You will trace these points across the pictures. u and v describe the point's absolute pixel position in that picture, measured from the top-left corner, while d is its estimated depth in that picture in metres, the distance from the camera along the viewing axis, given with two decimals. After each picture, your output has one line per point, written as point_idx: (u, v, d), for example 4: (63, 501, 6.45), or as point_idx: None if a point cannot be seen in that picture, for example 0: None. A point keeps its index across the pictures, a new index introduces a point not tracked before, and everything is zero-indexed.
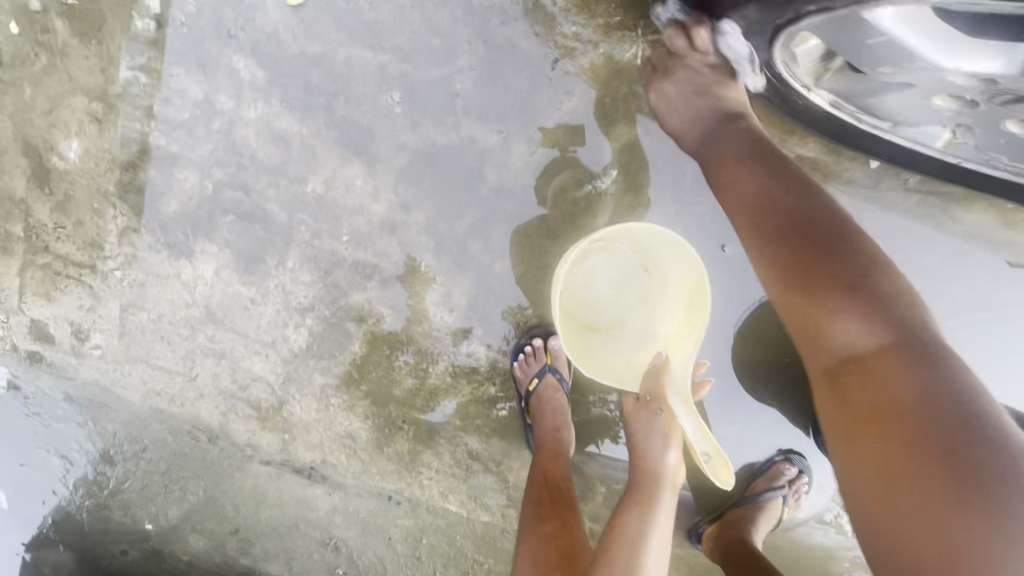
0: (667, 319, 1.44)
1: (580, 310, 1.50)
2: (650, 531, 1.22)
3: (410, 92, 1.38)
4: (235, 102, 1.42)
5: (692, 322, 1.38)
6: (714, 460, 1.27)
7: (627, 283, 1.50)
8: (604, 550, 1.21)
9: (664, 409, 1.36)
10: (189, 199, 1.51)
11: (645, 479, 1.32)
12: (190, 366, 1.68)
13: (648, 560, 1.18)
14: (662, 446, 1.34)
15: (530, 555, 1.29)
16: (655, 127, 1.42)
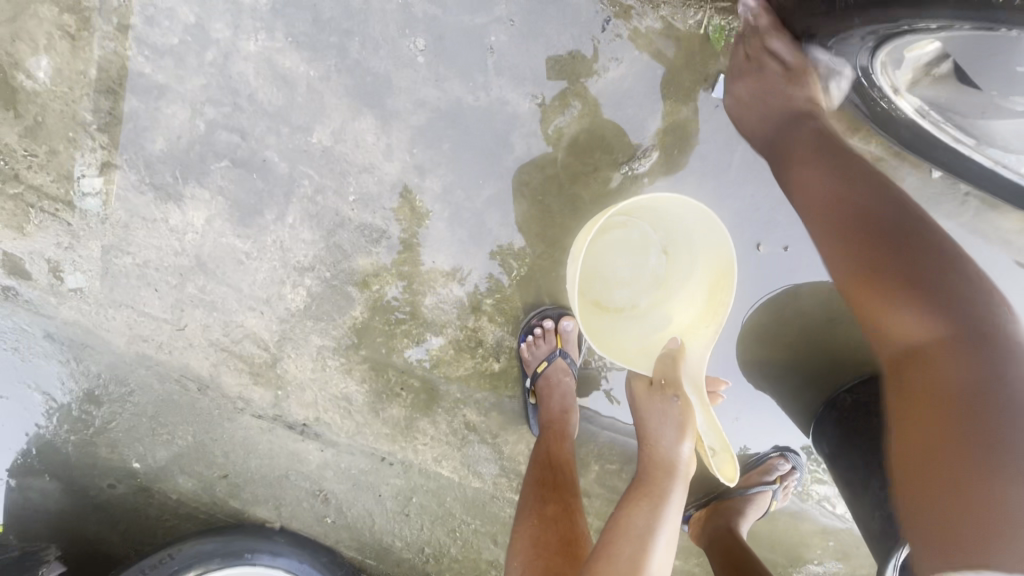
0: (682, 303, 1.31)
1: (592, 285, 1.45)
2: (656, 528, 1.22)
3: (437, 40, 1.22)
4: (232, 31, 1.24)
5: (710, 311, 1.23)
6: (721, 456, 1.21)
7: (647, 264, 1.42)
8: (610, 543, 1.21)
9: (680, 397, 1.29)
10: (178, 137, 1.34)
11: (657, 471, 1.31)
12: (179, 316, 1.59)
13: (654, 560, 1.19)
14: (674, 438, 1.30)
15: (532, 535, 1.28)
16: (706, 108, 1.29)
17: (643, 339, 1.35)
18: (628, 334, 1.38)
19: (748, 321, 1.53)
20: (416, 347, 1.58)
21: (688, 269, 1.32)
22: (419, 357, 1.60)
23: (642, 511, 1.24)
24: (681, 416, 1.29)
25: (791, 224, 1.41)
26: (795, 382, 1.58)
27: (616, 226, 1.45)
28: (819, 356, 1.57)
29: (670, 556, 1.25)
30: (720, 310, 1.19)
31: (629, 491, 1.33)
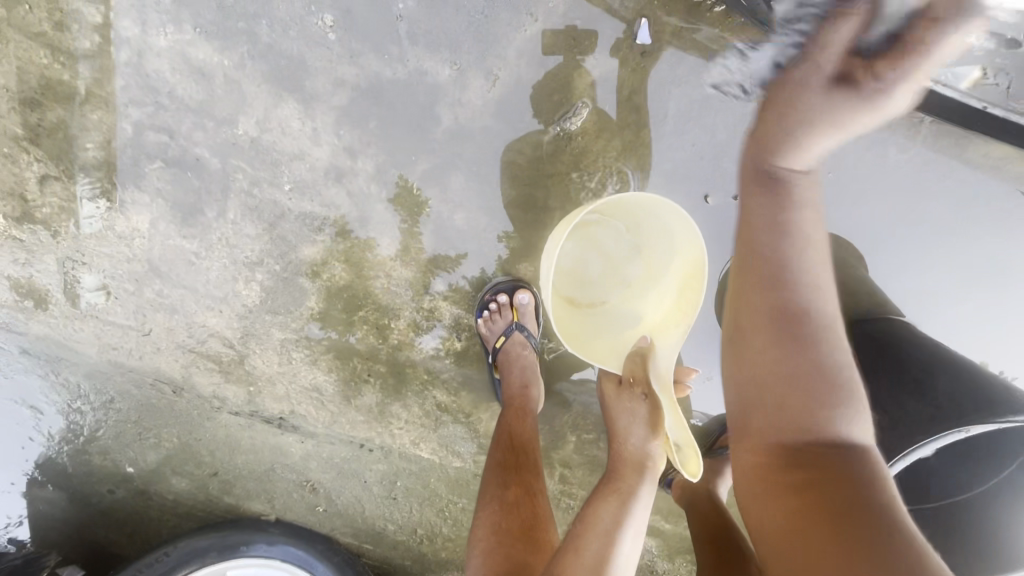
0: (654, 304, 1.35)
1: (565, 282, 1.48)
2: (621, 521, 1.18)
3: (345, 15, 1.19)
4: (141, 29, 1.22)
5: (677, 310, 1.26)
6: (684, 452, 1.18)
7: (620, 263, 1.45)
8: (576, 537, 1.16)
9: (648, 394, 1.29)
10: (109, 143, 1.34)
11: (625, 464, 1.27)
12: (143, 321, 1.61)
13: (620, 555, 1.13)
14: (643, 435, 1.28)
15: (492, 522, 1.26)
16: (633, 56, 1.23)
17: (616, 338, 1.39)
18: (592, 333, 1.41)
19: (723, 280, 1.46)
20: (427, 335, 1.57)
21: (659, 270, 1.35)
22: (432, 346, 1.59)
23: (606, 506, 1.21)
24: (649, 413, 1.28)
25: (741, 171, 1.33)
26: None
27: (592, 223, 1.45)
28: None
29: (638, 551, 1.21)
30: (692, 314, 1.22)
31: (598, 486, 1.29)
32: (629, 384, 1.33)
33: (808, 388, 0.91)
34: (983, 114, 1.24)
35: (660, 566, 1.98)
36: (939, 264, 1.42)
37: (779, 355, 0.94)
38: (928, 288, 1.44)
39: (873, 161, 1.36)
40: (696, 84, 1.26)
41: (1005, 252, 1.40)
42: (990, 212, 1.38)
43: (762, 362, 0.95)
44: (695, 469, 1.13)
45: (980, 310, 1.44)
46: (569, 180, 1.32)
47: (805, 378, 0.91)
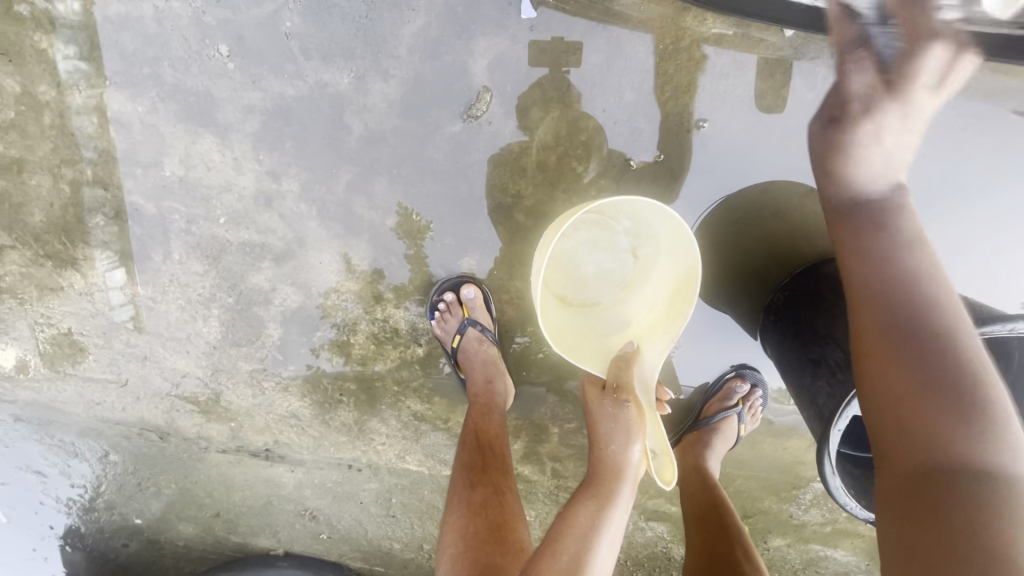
0: (645, 309, 1.28)
1: (554, 278, 1.37)
2: (603, 524, 1.14)
3: (238, 42, 1.22)
4: (56, 89, 1.28)
5: (669, 317, 1.22)
6: (660, 459, 1.17)
7: (615, 263, 1.37)
8: (550, 544, 1.13)
9: (631, 402, 1.21)
10: (51, 205, 1.39)
11: (604, 471, 1.21)
12: (118, 373, 1.65)
13: (595, 560, 1.11)
14: (624, 442, 1.21)
15: (458, 527, 1.24)
16: (524, 32, 1.23)
17: (603, 341, 1.30)
18: (584, 331, 1.31)
19: None
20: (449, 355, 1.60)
21: (652, 274, 1.30)
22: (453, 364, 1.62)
23: (585, 508, 1.17)
24: (632, 421, 1.20)
25: (659, 129, 1.30)
26: (732, 283, 1.41)
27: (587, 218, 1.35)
28: (760, 253, 1.38)
29: (615, 554, 1.17)
30: (682, 321, 1.18)
31: (579, 489, 1.25)
32: (613, 390, 1.24)
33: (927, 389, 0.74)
34: None
35: (675, 551, 1.90)
36: None
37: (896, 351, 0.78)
38: None
39: (798, 94, 1.30)
40: (594, 49, 1.24)
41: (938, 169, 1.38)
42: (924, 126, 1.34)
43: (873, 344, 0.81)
44: (670, 476, 1.12)
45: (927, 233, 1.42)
46: (490, 166, 1.33)
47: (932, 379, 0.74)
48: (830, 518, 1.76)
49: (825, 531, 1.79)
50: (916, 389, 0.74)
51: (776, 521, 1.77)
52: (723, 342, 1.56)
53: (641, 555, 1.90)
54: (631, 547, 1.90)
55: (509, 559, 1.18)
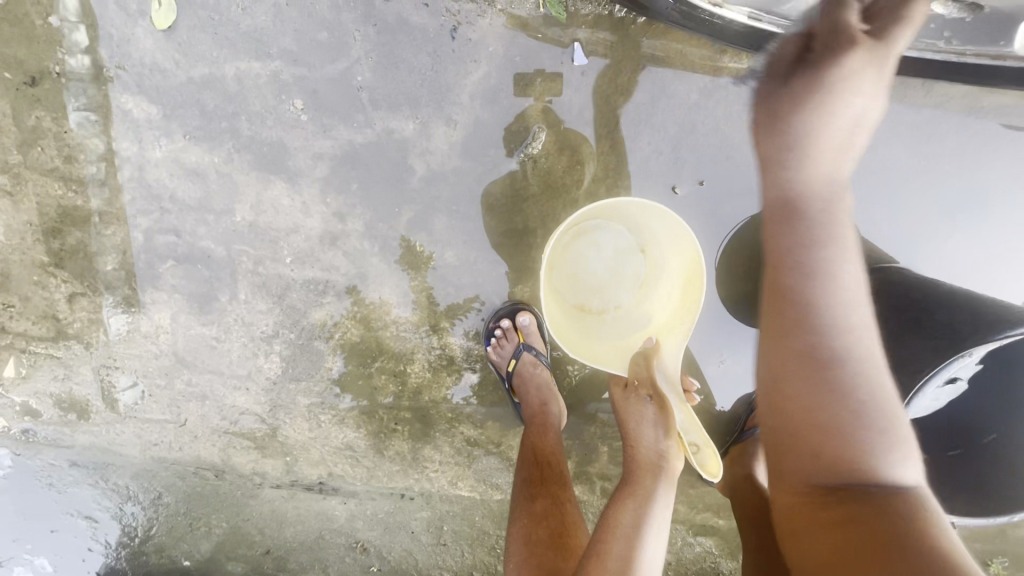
0: (659, 308, 1.39)
1: (569, 289, 1.49)
2: (645, 521, 1.16)
3: (312, 96, 1.32)
4: (138, 145, 1.38)
5: (683, 306, 1.32)
6: (704, 452, 1.21)
7: (623, 266, 1.49)
8: (599, 541, 1.14)
9: (653, 398, 1.29)
10: (125, 253, 1.47)
11: (640, 468, 1.25)
12: (177, 413, 1.69)
13: (644, 558, 1.10)
14: (655, 438, 1.26)
15: (522, 536, 1.28)
16: (575, 77, 1.34)
17: (625, 342, 1.42)
18: (604, 336, 1.44)
19: (722, 265, 1.50)
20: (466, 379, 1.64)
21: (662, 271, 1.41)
22: (463, 396, 1.67)
23: (628, 507, 1.18)
24: (656, 417, 1.27)
25: (701, 160, 1.40)
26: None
27: (587, 230, 1.47)
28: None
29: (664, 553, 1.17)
30: (693, 313, 1.27)
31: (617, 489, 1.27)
32: (634, 388, 1.33)
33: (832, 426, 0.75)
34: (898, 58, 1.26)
35: (724, 566, 1.91)
36: (915, 207, 1.45)
37: (811, 378, 0.75)
38: (914, 231, 1.46)
39: None
40: (637, 89, 1.35)
41: (978, 181, 1.43)
42: (949, 146, 1.41)
43: (792, 381, 0.77)
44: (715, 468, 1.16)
45: (969, 242, 1.46)
46: (545, 199, 1.41)
47: (853, 412, 0.74)
48: None
49: None
50: (822, 422, 0.75)
51: None
52: None
53: (690, 572, 1.92)
54: (680, 563, 1.92)
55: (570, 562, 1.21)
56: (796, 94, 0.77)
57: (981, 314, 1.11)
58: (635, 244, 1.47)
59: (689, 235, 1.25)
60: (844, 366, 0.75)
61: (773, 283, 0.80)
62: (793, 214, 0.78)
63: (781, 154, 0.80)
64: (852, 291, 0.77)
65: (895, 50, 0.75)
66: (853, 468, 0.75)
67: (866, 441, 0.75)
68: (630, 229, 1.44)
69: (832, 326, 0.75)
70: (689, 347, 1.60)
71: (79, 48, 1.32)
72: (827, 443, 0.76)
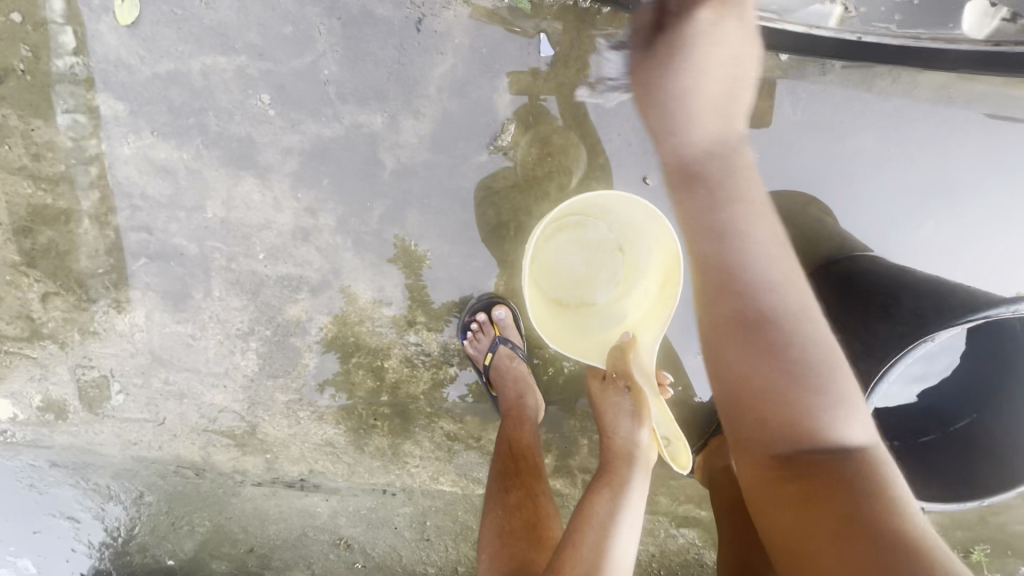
0: (639, 302, 1.37)
1: (549, 283, 1.48)
2: (620, 513, 1.14)
3: (279, 90, 1.32)
4: (106, 143, 1.37)
5: (661, 300, 1.30)
6: (675, 444, 1.21)
7: (604, 261, 1.49)
8: (572, 532, 1.13)
9: (631, 389, 1.26)
10: (97, 251, 1.46)
11: (616, 459, 1.23)
12: (156, 411, 1.68)
13: (617, 549, 1.09)
14: (631, 429, 1.23)
15: (496, 526, 1.28)
16: (543, 68, 1.33)
17: (605, 336, 1.40)
18: (582, 330, 1.43)
19: None
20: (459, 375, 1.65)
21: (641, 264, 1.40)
22: (459, 394, 1.68)
23: (603, 499, 1.17)
24: (632, 408, 1.24)
25: None
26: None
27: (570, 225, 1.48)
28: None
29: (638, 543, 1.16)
30: (671, 304, 1.25)
31: (593, 481, 1.26)
32: (612, 378, 1.30)
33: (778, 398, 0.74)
34: (860, 44, 1.29)
35: (707, 556, 1.92)
36: (887, 194, 1.45)
37: (754, 350, 0.74)
38: (887, 219, 1.46)
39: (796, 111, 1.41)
40: (606, 80, 1.35)
41: (948, 168, 1.43)
42: (919, 132, 1.41)
43: (734, 352, 0.76)
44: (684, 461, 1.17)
45: (942, 229, 1.46)
46: (516, 191, 1.41)
47: (794, 376, 0.73)
48: None
49: None
50: (768, 392, 0.74)
51: None
52: None
53: (674, 563, 1.92)
54: (663, 555, 1.92)
55: (543, 553, 1.21)
56: (656, 58, 0.81)
57: (945, 300, 1.11)
58: (616, 240, 1.48)
59: (670, 228, 1.24)
60: (782, 331, 0.74)
61: (695, 252, 0.78)
62: (691, 177, 0.77)
63: (665, 123, 0.80)
64: (766, 246, 0.76)
65: (747, 6, 0.80)
66: (807, 435, 0.73)
67: (816, 405, 0.73)
68: (612, 224, 1.44)
69: (756, 287, 0.74)
70: (666, 338, 1.60)
71: (43, 46, 1.31)
72: (775, 414, 0.74)
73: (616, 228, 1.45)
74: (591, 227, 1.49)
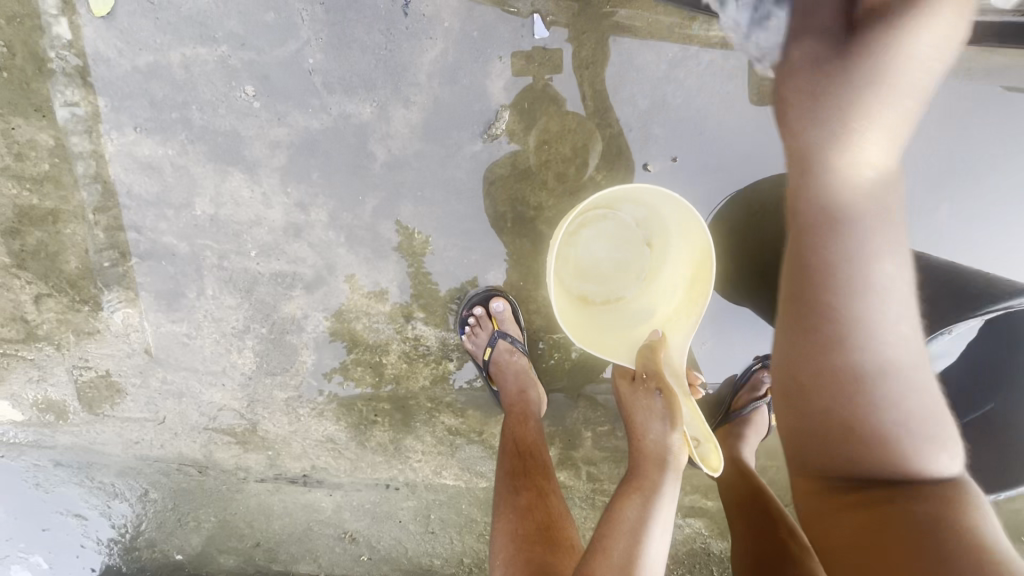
0: (666, 299, 1.32)
1: (574, 280, 1.42)
2: (650, 519, 1.14)
3: (264, 81, 1.27)
4: (89, 140, 1.33)
5: (692, 297, 1.24)
6: (705, 445, 1.14)
7: (631, 257, 1.42)
8: (600, 540, 1.12)
9: (662, 390, 1.21)
10: (87, 252, 1.43)
11: (646, 463, 1.21)
12: (155, 410, 1.67)
13: (649, 553, 1.11)
14: (662, 431, 1.20)
15: (508, 531, 1.23)
16: (540, 51, 1.27)
17: (629, 333, 1.33)
18: (607, 327, 1.36)
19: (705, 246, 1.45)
20: (456, 368, 1.62)
21: (669, 261, 1.34)
22: (466, 379, 1.65)
23: (631, 504, 1.16)
24: (666, 410, 1.19)
25: (676, 134, 1.34)
26: (757, 271, 1.43)
27: (594, 218, 1.41)
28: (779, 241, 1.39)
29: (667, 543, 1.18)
30: (703, 303, 1.20)
31: (618, 486, 1.25)
32: (641, 379, 1.25)
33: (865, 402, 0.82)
34: None
35: (714, 546, 1.90)
36: (902, 176, 1.39)
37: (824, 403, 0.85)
38: (901, 202, 1.41)
39: None
40: (604, 61, 1.29)
41: (966, 146, 1.36)
42: (936, 111, 1.34)
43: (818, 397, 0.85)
44: (716, 463, 1.09)
45: (957, 209, 1.41)
46: (512, 181, 1.36)
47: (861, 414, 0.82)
48: None
49: None
50: (847, 411, 0.83)
51: None
52: (749, 336, 1.57)
53: (680, 552, 1.91)
54: (670, 544, 1.91)
55: (562, 558, 1.18)
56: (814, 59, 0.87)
57: None
58: (641, 233, 1.41)
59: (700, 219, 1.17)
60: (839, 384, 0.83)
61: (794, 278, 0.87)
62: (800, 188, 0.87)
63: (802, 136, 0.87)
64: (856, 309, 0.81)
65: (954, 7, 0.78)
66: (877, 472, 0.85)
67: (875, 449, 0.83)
68: (640, 218, 1.38)
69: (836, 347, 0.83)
70: None
71: (18, 40, 1.26)
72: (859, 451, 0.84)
73: (644, 222, 1.38)
74: (618, 221, 1.42)
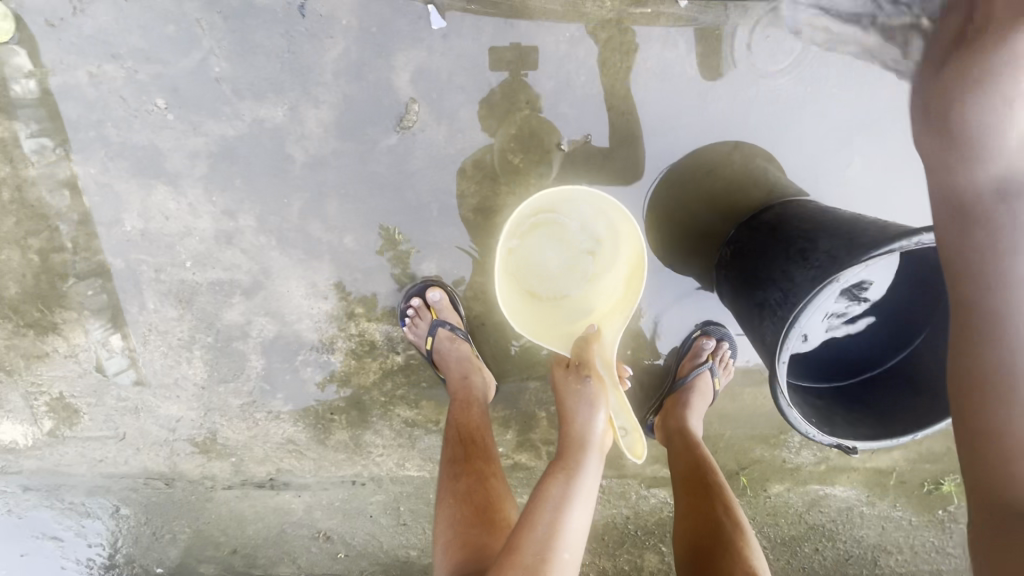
0: (606, 297, 1.32)
1: (521, 274, 1.39)
2: (574, 494, 1.15)
3: (174, 93, 1.33)
4: (11, 166, 1.36)
5: (629, 295, 1.26)
6: (630, 436, 1.18)
7: (576, 258, 1.40)
8: (526, 513, 1.14)
9: (593, 376, 1.21)
10: (23, 276, 1.46)
11: (570, 445, 1.21)
12: (114, 427, 1.68)
13: (570, 528, 1.11)
14: (588, 413, 1.20)
15: (447, 516, 1.27)
16: (437, 41, 1.32)
17: (570, 327, 1.33)
18: (550, 319, 1.35)
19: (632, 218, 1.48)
20: (405, 361, 1.64)
21: (611, 266, 1.34)
22: None
23: (556, 479, 1.17)
24: (595, 392, 1.20)
25: (584, 112, 1.39)
26: (687, 244, 1.48)
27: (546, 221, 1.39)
28: (706, 214, 1.45)
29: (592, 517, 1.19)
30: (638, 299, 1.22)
31: (550, 465, 1.25)
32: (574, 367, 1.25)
33: (1003, 390, 0.73)
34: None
35: None
36: (811, 135, 1.41)
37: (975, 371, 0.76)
38: (816, 160, 1.43)
39: (707, 56, 1.37)
40: (502, 46, 1.34)
41: (870, 102, 1.39)
42: (836, 69, 1.37)
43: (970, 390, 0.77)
44: (639, 450, 1.15)
45: (870, 165, 1.43)
46: (430, 171, 1.40)
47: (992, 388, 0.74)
48: (822, 456, 1.74)
49: (823, 471, 1.76)
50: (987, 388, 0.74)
51: (771, 467, 1.75)
52: (685, 303, 1.60)
53: (650, 523, 1.94)
54: (639, 516, 1.94)
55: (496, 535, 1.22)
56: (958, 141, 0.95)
57: (857, 241, 1.05)
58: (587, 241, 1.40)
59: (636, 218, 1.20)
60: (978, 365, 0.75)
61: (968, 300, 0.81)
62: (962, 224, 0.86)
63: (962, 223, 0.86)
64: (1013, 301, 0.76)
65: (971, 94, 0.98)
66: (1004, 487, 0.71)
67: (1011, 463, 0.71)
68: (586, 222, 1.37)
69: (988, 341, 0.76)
70: None
71: None
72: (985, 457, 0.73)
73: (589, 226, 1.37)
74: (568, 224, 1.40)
